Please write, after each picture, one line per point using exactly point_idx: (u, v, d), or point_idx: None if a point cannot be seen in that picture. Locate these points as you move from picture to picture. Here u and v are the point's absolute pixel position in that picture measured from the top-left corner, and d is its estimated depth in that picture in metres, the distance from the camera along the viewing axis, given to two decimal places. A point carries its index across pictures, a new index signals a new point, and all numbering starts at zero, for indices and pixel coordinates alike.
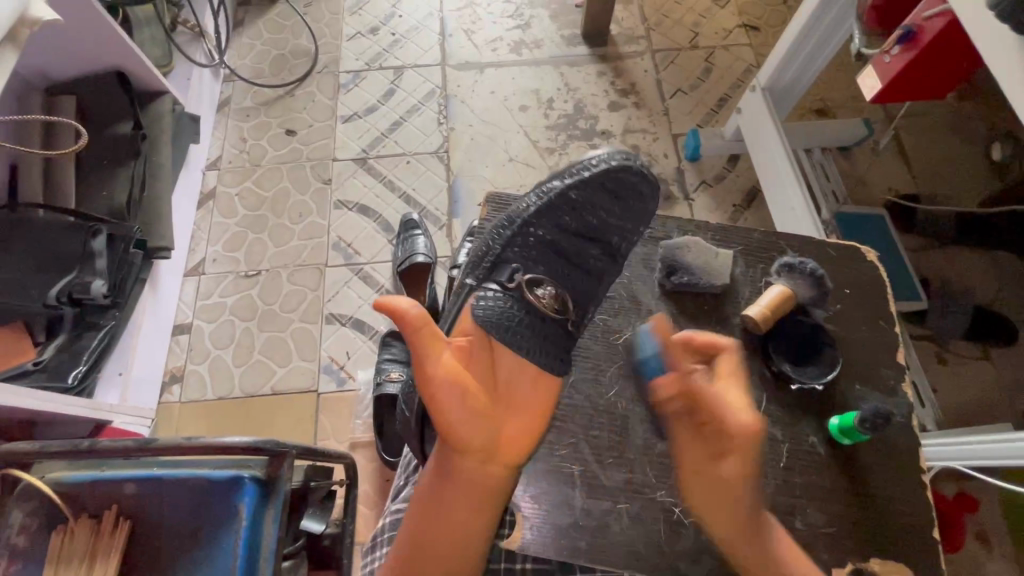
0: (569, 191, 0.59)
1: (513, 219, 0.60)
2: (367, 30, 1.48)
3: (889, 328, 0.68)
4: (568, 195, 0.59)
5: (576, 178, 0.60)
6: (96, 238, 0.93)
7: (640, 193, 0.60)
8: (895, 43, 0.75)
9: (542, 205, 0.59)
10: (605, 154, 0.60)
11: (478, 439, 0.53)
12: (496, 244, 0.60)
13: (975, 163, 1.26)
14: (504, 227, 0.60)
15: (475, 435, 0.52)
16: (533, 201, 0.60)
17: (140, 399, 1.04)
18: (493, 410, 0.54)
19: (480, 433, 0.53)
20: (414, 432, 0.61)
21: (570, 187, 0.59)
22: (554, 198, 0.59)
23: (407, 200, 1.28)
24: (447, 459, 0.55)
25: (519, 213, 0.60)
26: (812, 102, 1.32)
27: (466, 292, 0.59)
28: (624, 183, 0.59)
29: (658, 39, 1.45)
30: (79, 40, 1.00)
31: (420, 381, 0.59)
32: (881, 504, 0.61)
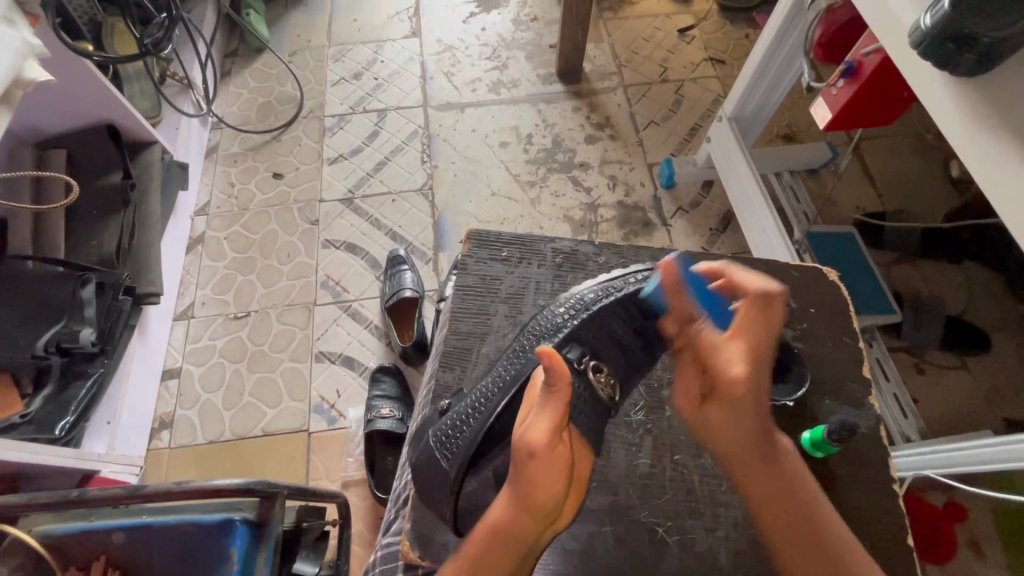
0: (635, 290, 0.61)
1: (583, 303, 0.61)
2: (350, 75, 1.53)
3: (853, 342, 0.71)
4: (634, 294, 0.61)
5: (638, 281, 0.63)
6: (85, 287, 0.94)
7: None
8: (839, 77, 0.81)
9: (607, 296, 0.61)
10: (664, 271, 0.65)
11: (550, 498, 0.47)
12: (555, 320, 0.60)
13: (934, 180, 1.32)
14: (571, 308, 0.61)
15: (550, 496, 0.46)
16: (610, 291, 0.61)
17: (129, 447, 1.03)
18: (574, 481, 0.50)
19: (554, 492, 0.47)
20: (440, 493, 0.55)
21: (637, 288, 0.61)
22: (618, 294, 0.61)
23: (393, 236, 1.31)
24: (496, 510, 0.49)
25: (586, 298, 0.61)
26: (778, 128, 1.39)
27: (514, 354, 0.59)
28: None
29: (630, 75, 1.52)
30: (70, 98, 1.04)
31: (466, 431, 0.55)
32: (858, 515, 0.62)
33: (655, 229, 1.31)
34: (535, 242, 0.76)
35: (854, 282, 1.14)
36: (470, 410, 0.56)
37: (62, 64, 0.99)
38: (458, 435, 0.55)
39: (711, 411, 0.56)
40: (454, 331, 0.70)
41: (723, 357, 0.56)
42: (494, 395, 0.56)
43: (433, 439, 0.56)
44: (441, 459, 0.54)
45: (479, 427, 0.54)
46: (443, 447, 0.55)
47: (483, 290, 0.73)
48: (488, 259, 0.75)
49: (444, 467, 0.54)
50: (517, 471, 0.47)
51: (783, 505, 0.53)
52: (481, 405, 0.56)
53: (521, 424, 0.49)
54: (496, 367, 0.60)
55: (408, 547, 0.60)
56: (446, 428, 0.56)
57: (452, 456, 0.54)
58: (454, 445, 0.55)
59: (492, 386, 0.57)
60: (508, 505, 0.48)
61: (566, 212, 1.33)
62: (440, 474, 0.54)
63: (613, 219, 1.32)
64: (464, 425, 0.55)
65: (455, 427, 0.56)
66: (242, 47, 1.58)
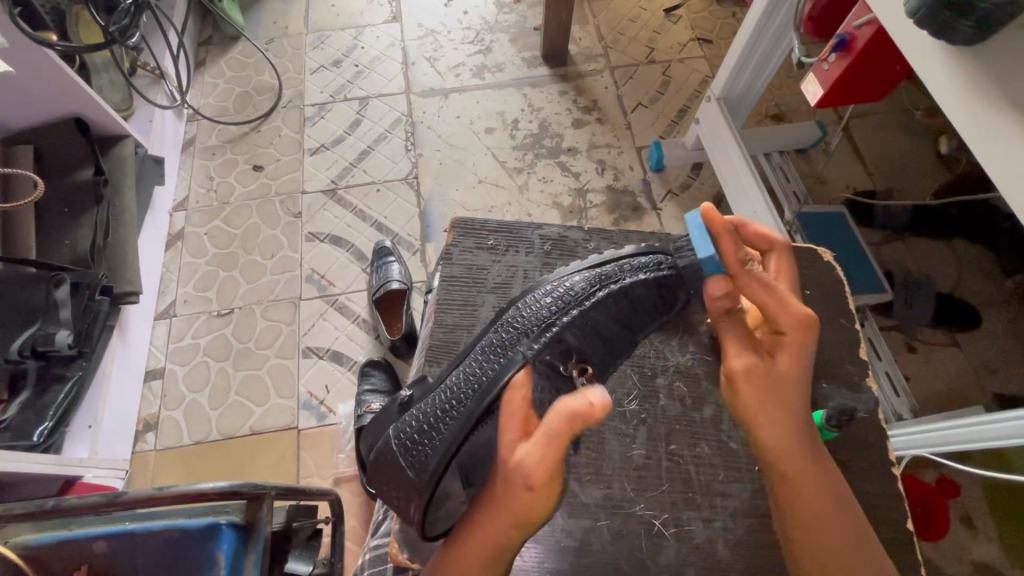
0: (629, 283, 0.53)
1: (572, 296, 0.52)
2: (330, 63, 1.49)
3: (849, 324, 0.70)
4: (627, 287, 0.53)
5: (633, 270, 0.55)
6: (58, 287, 0.91)
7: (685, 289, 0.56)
8: (831, 51, 0.79)
9: (599, 289, 0.53)
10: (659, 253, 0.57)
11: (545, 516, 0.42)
12: (540, 317, 0.51)
13: (925, 157, 1.31)
14: (558, 300, 0.52)
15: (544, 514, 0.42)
16: (601, 282, 0.53)
17: (112, 450, 1.01)
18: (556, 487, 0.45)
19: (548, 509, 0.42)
20: (402, 494, 0.49)
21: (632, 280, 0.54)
22: (612, 286, 0.53)
23: (379, 227, 1.28)
24: (483, 522, 0.43)
25: (576, 290, 0.52)
26: (767, 108, 1.37)
27: (491, 350, 0.51)
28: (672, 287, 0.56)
29: (616, 57, 1.49)
30: (32, 90, 1.00)
31: (437, 438, 0.48)
32: (857, 499, 0.61)
33: (645, 213, 1.29)
34: (522, 230, 0.74)
35: (847, 263, 1.13)
36: (439, 414, 0.49)
37: (21, 55, 0.94)
38: (423, 438, 0.49)
39: (782, 359, 0.49)
40: (440, 324, 0.68)
41: (791, 301, 0.50)
42: (466, 398, 0.49)
43: (397, 441, 0.50)
44: (407, 467, 0.48)
45: (451, 437, 0.47)
46: (407, 451, 0.49)
47: (469, 280, 0.71)
48: (475, 248, 0.73)
49: (409, 474, 0.48)
50: (510, 495, 0.41)
51: (823, 488, 0.48)
52: (453, 410, 0.48)
53: (515, 449, 0.42)
54: (466, 360, 0.53)
55: (396, 549, 0.58)
56: (411, 428, 0.50)
57: (420, 465, 0.48)
58: (420, 454, 0.48)
59: (462, 387, 0.49)
60: (496, 519, 0.42)
61: (555, 198, 1.31)
62: (407, 482, 0.48)
63: (603, 204, 1.30)
64: (432, 431, 0.49)
65: (423, 431, 0.49)
66: (216, 35, 1.53)
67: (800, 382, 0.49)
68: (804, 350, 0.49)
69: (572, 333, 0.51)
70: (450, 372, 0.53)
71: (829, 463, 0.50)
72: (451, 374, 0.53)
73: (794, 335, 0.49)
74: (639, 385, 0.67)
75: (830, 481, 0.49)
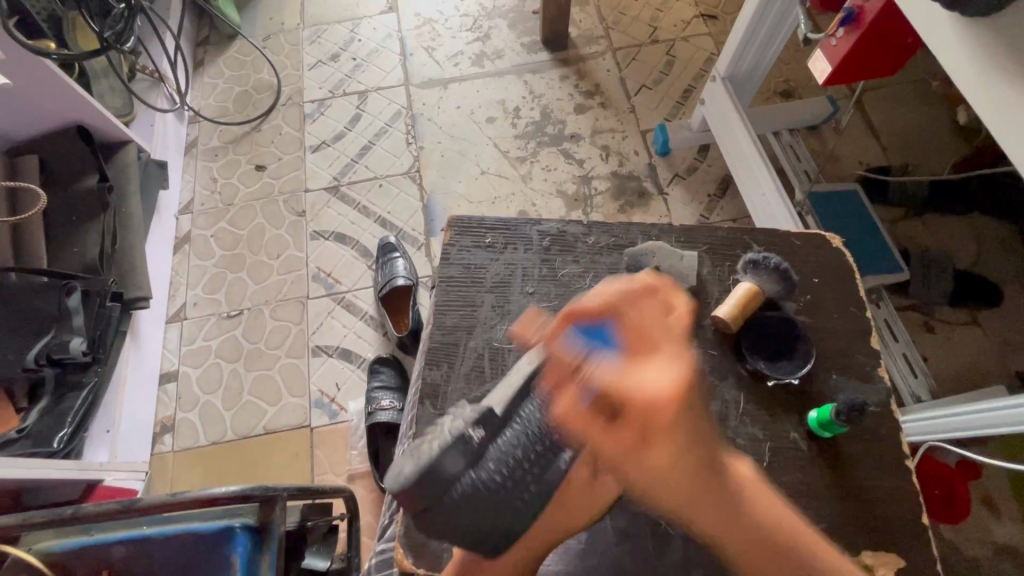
0: None
1: None
2: (327, 57, 1.47)
3: (860, 312, 0.68)
4: None
5: None
6: (70, 296, 0.92)
7: None
8: (839, 26, 0.76)
9: None
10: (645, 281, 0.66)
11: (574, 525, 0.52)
12: None
13: (941, 131, 1.26)
14: None
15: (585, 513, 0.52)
16: None
17: (131, 453, 1.03)
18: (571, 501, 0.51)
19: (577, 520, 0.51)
20: (492, 525, 0.46)
21: None
22: None
23: (383, 223, 1.28)
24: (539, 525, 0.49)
25: None
26: (776, 85, 1.33)
27: None
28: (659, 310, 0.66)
29: (618, 38, 1.45)
30: (32, 99, 1.00)
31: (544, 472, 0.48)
32: (869, 491, 0.60)
33: (651, 199, 1.27)
34: (520, 226, 0.73)
35: (859, 244, 1.10)
36: (530, 458, 0.47)
37: (23, 65, 0.95)
38: (513, 483, 0.46)
39: (654, 452, 0.42)
40: (439, 325, 0.67)
41: (645, 371, 0.43)
42: (558, 439, 0.48)
43: (487, 489, 0.44)
44: (509, 507, 0.46)
45: (549, 479, 0.48)
46: (496, 493, 0.45)
47: (468, 280, 0.70)
48: (472, 247, 0.72)
49: (506, 515, 0.46)
50: (582, 504, 0.51)
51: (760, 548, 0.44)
52: (547, 452, 0.47)
53: (599, 474, 0.50)
54: (539, 388, 0.50)
55: (402, 554, 0.58)
56: (498, 476, 0.45)
57: (512, 508, 0.46)
58: (513, 500, 0.46)
59: (552, 426, 0.48)
60: (562, 516, 0.50)
61: (559, 187, 1.29)
62: (499, 524, 0.46)
63: (608, 191, 1.28)
64: (524, 476, 0.46)
65: (521, 470, 0.46)
66: (213, 34, 1.52)
67: (677, 452, 0.43)
68: (675, 429, 0.42)
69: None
70: (522, 402, 0.49)
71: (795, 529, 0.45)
72: (525, 405, 0.48)
73: (658, 418, 0.41)
74: None
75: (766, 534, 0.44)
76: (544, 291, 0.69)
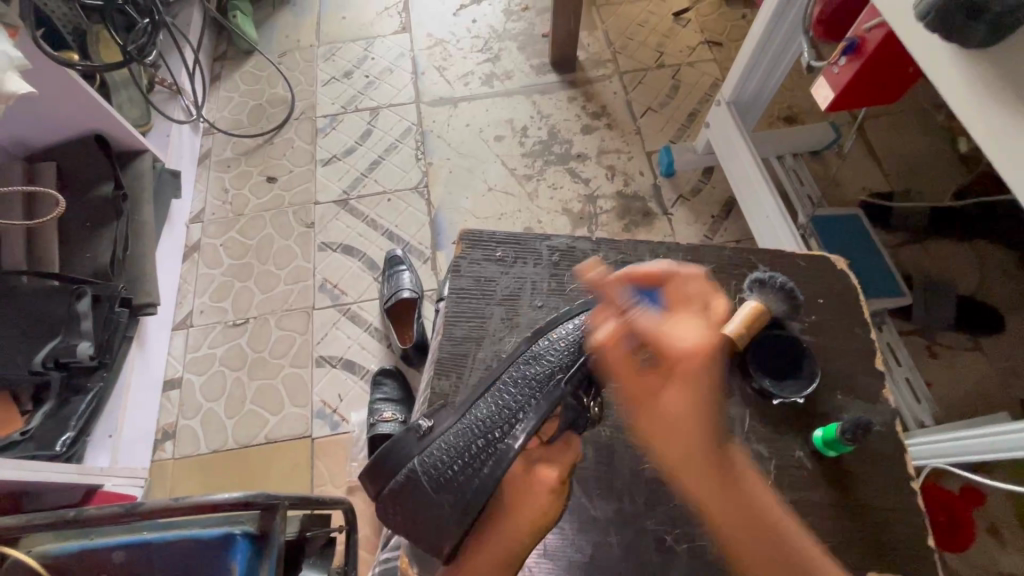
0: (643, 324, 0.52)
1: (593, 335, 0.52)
2: (341, 74, 1.51)
3: (864, 333, 0.69)
4: None
5: None
6: (80, 300, 0.93)
7: None
8: (841, 54, 0.78)
9: None
10: None
11: (545, 517, 0.44)
12: (570, 355, 0.51)
13: (943, 159, 1.28)
14: (578, 338, 0.52)
15: (541, 505, 0.44)
16: None
17: (131, 460, 1.03)
18: (515, 498, 0.44)
19: (544, 514, 0.44)
20: (436, 519, 0.44)
21: None
22: None
23: (390, 236, 1.29)
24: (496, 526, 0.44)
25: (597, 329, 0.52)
26: (779, 111, 1.36)
27: (523, 381, 0.49)
28: None
29: (625, 62, 1.49)
30: (55, 108, 1.02)
31: (480, 472, 0.44)
32: (873, 511, 0.60)
33: (655, 218, 1.29)
34: (530, 241, 0.74)
35: (862, 266, 1.11)
36: (477, 446, 0.45)
37: (45, 74, 0.97)
38: (460, 472, 0.45)
39: (667, 396, 0.47)
40: (449, 336, 0.68)
41: (679, 330, 0.49)
42: (504, 430, 0.46)
43: (427, 471, 0.46)
44: (442, 499, 0.44)
45: (492, 471, 0.43)
46: (438, 481, 0.45)
47: (478, 292, 0.71)
48: (483, 260, 0.73)
49: (444, 509, 0.44)
50: (532, 499, 0.44)
51: (749, 519, 0.47)
52: (493, 442, 0.45)
53: (533, 463, 0.45)
54: (494, 390, 0.50)
55: (407, 563, 0.58)
56: (444, 460, 0.45)
57: (455, 498, 0.44)
58: (457, 489, 0.44)
59: (496, 417, 0.47)
60: (516, 519, 0.44)
61: (565, 205, 1.31)
62: (440, 517, 0.44)
63: (613, 210, 1.30)
64: (469, 465, 0.45)
65: (467, 459, 0.45)
66: (231, 50, 1.56)
67: (697, 400, 0.46)
68: (695, 383, 0.47)
69: (587, 376, 0.50)
70: (477, 401, 0.49)
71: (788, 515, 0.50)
72: (478, 404, 0.49)
73: (684, 370, 0.47)
74: None
75: (754, 501, 0.48)
76: (553, 304, 0.70)
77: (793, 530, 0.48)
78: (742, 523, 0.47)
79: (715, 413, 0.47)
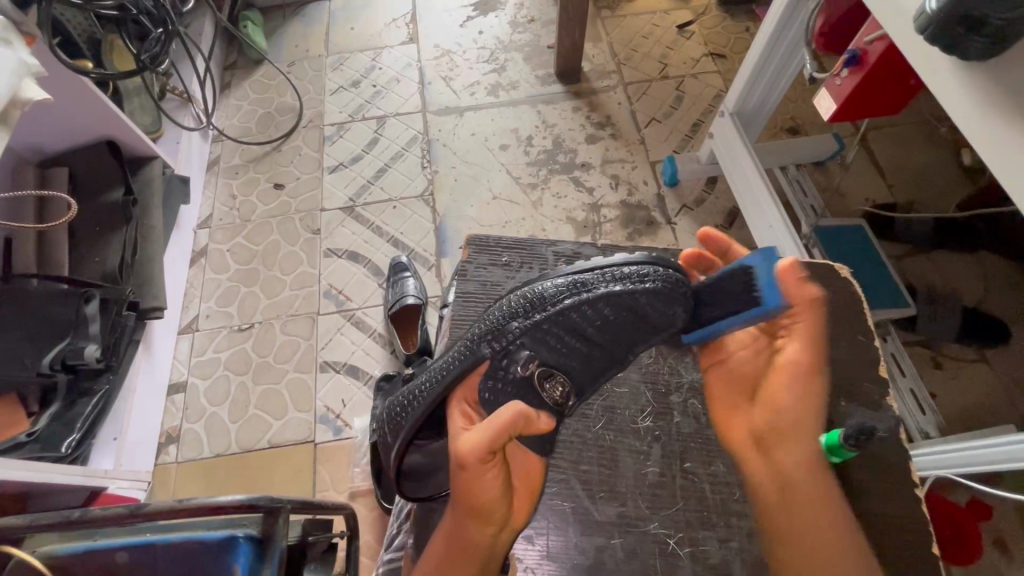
0: (597, 293, 0.50)
1: (539, 302, 0.51)
2: (349, 84, 1.53)
3: (867, 340, 0.69)
4: (597, 298, 0.50)
5: (607, 279, 0.50)
6: (88, 303, 0.94)
7: (668, 300, 0.50)
8: (843, 66, 0.79)
9: (569, 298, 0.50)
10: (646, 267, 0.51)
11: (497, 508, 0.49)
12: (509, 321, 0.52)
13: (947, 170, 1.29)
14: (525, 307, 0.52)
15: (491, 497, 0.48)
16: (575, 292, 0.50)
17: (135, 463, 1.03)
18: (468, 490, 0.48)
19: (496, 504, 0.49)
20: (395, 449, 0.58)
21: (600, 291, 0.50)
22: (583, 295, 0.50)
23: (395, 243, 1.30)
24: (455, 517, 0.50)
25: (544, 295, 0.51)
26: (783, 121, 1.37)
27: (463, 347, 0.53)
28: (651, 304, 0.50)
29: (630, 73, 1.50)
30: (68, 115, 1.04)
31: (406, 416, 0.55)
32: (877, 520, 0.60)
33: (659, 227, 1.29)
34: (535, 246, 0.75)
35: (866, 277, 1.11)
36: (413, 395, 0.55)
37: (61, 81, 0.99)
38: (400, 413, 0.56)
39: (776, 369, 0.59)
40: (455, 339, 0.69)
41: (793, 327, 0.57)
42: (432, 387, 0.54)
43: (391, 408, 0.59)
44: (388, 434, 0.57)
45: (415, 412, 0.54)
46: (392, 418, 0.58)
47: (484, 296, 0.71)
48: (489, 265, 0.74)
49: (391, 441, 0.57)
50: (483, 487, 0.48)
51: (796, 490, 0.56)
52: (421, 392, 0.55)
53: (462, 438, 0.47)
54: (448, 351, 0.56)
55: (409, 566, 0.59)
56: (399, 402, 0.57)
57: (397, 435, 0.56)
58: (394, 425, 0.56)
59: (433, 376, 0.54)
60: (466, 508, 0.49)
61: (569, 213, 1.31)
62: (392, 441, 0.58)
63: (617, 219, 1.30)
64: (405, 407, 0.56)
65: (403, 404, 0.56)
66: (241, 59, 1.58)
67: (796, 381, 0.59)
68: (802, 367, 0.59)
69: (521, 343, 0.51)
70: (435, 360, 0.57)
71: (838, 509, 0.56)
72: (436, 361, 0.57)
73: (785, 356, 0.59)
74: (651, 402, 0.68)
75: (804, 481, 0.57)
76: None
77: (831, 518, 0.55)
78: (800, 498, 0.56)
79: (809, 405, 0.60)
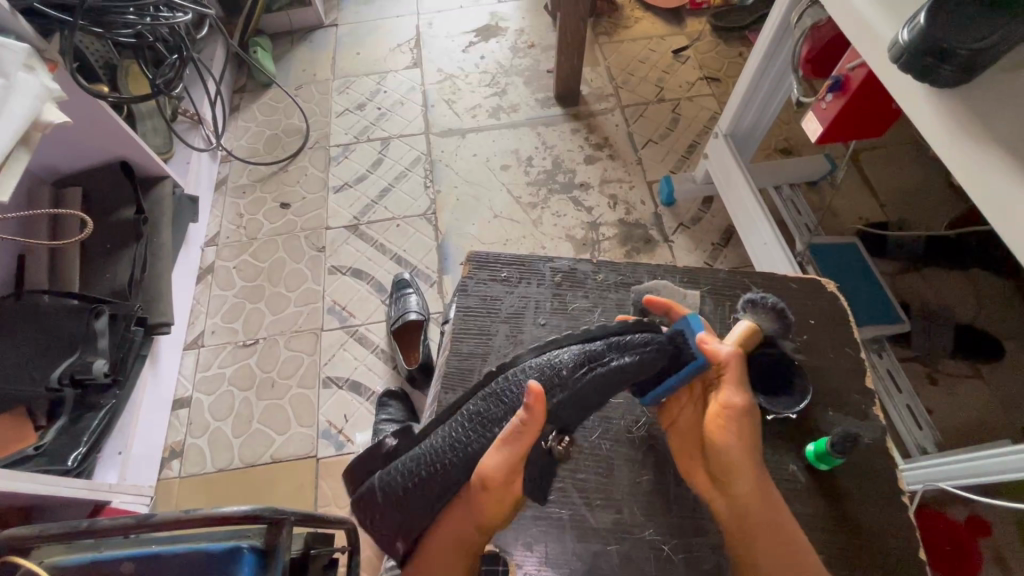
0: (611, 366, 0.54)
1: (556, 375, 0.53)
2: (354, 106, 1.58)
3: (855, 352, 0.71)
4: (610, 370, 0.54)
5: (618, 352, 0.55)
6: (98, 318, 0.96)
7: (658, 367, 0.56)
8: (827, 91, 0.82)
9: (585, 370, 0.53)
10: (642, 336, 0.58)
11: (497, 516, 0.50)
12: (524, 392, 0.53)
13: (936, 189, 1.32)
14: (540, 377, 0.53)
15: (501, 503, 0.49)
16: (590, 364, 0.54)
17: (138, 477, 1.04)
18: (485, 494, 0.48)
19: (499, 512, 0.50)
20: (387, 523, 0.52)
21: (612, 365, 0.54)
22: (598, 368, 0.53)
23: (399, 260, 1.33)
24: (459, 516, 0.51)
25: (561, 370, 0.53)
26: (775, 143, 1.41)
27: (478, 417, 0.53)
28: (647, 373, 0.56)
29: (627, 96, 1.55)
30: (84, 137, 1.08)
31: (425, 492, 0.51)
32: (869, 529, 0.61)
33: (657, 245, 1.32)
34: (534, 262, 0.77)
35: (858, 293, 1.14)
36: (425, 470, 0.51)
37: (79, 106, 1.03)
38: (410, 491, 0.51)
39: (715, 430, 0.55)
40: (456, 352, 0.71)
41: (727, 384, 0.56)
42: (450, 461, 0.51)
43: (381, 487, 0.51)
44: (393, 511, 0.51)
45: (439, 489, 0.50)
46: (389, 497, 0.51)
47: (484, 311, 0.74)
48: (489, 280, 0.76)
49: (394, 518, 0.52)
50: (499, 492, 0.49)
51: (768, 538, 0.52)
52: (436, 464, 0.51)
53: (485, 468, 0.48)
54: (453, 418, 0.54)
55: None
56: (398, 481, 0.51)
57: (406, 514, 0.51)
58: (405, 504, 0.51)
59: (448, 448, 0.52)
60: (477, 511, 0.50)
61: (569, 231, 1.34)
62: (399, 522, 0.52)
63: (615, 237, 1.33)
64: (419, 486, 0.51)
65: (410, 480, 0.51)
66: (250, 83, 1.64)
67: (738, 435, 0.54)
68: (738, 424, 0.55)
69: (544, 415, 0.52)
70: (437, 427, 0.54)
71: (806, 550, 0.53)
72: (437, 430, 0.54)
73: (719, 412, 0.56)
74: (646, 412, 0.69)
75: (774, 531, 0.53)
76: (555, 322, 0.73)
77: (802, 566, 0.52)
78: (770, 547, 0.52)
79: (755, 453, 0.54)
